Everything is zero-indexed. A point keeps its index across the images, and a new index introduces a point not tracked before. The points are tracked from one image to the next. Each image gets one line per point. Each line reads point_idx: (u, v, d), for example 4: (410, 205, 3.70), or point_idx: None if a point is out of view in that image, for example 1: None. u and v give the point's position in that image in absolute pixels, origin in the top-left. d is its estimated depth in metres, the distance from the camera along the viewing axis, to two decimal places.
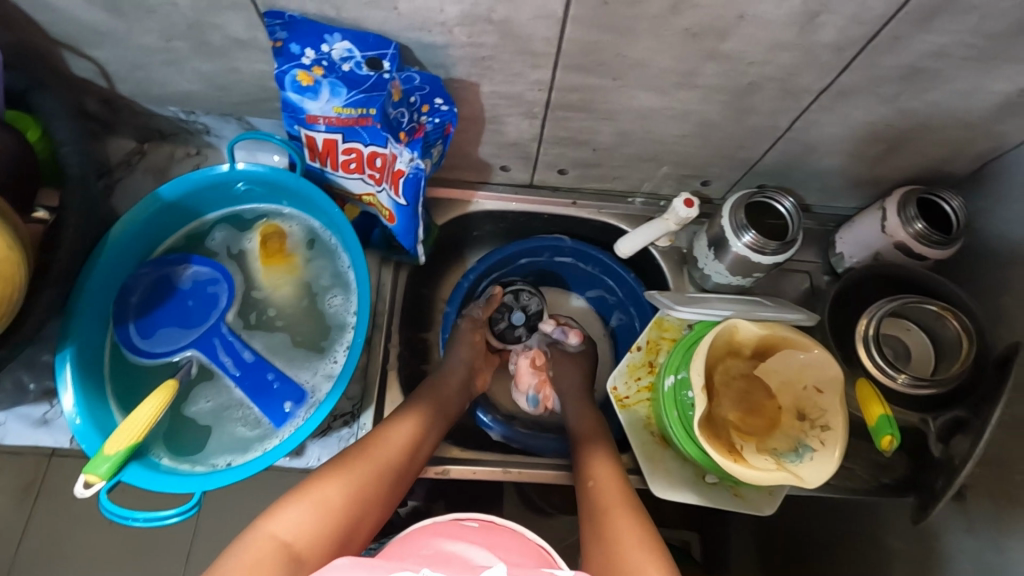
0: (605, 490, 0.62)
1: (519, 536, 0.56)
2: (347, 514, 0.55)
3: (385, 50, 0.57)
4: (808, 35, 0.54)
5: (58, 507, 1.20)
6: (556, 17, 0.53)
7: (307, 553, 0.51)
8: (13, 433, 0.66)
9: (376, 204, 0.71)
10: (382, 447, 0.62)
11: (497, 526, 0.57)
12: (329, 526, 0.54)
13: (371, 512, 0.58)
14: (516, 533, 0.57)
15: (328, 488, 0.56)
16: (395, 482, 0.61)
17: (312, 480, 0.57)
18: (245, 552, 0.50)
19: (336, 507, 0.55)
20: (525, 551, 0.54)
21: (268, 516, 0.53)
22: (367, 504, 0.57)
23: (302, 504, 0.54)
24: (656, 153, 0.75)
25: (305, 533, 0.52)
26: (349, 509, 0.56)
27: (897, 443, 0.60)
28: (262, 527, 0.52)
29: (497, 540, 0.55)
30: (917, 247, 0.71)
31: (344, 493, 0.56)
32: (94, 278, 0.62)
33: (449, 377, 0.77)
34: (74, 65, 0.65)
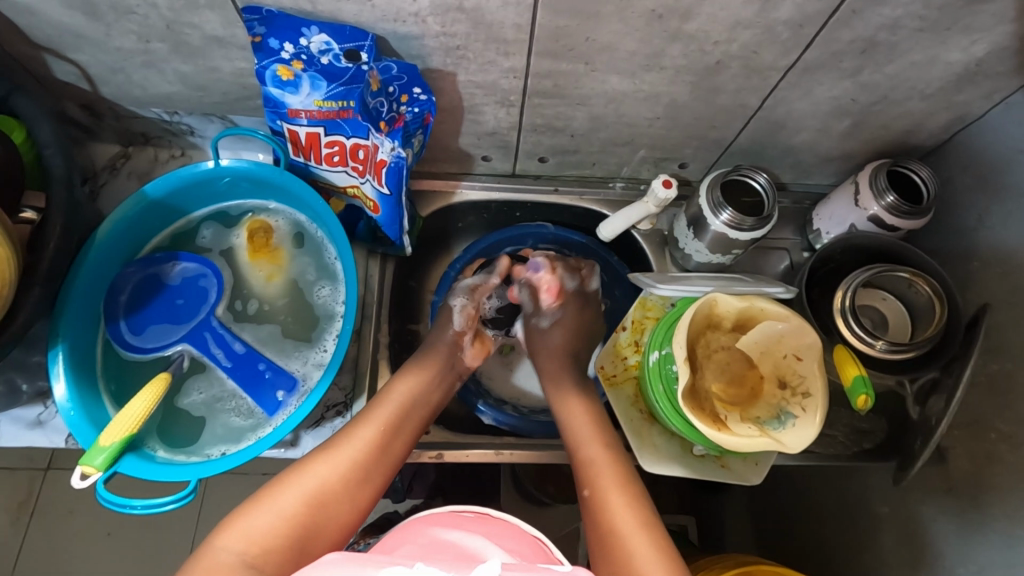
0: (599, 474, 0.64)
1: (516, 527, 0.56)
2: (304, 521, 0.55)
3: (362, 41, 0.58)
4: (768, 12, 0.56)
5: (56, 520, 1.20)
6: (525, 4, 0.55)
7: (263, 558, 0.51)
8: (9, 435, 0.67)
9: (360, 196, 0.73)
10: (343, 447, 0.61)
11: (492, 516, 0.58)
12: (284, 535, 0.53)
13: (334, 515, 0.57)
14: (512, 524, 0.57)
15: (285, 497, 0.56)
16: (359, 481, 0.60)
17: (270, 488, 0.57)
18: (203, 562, 0.50)
19: (291, 512, 0.55)
20: (520, 542, 0.54)
21: (223, 529, 0.53)
22: (327, 508, 0.57)
23: (255, 515, 0.54)
24: (631, 137, 0.77)
25: (258, 542, 0.52)
26: (307, 515, 0.55)
27: (871, 403, 0.62)
28: (216, 540, 0.52)
29: (492, 529, 0.55)
30: (888, 218, 0.73)
31: (298, 501, 0.56)
32: (82, 278, 0.63)
33: (435, 354, 0.76)
34: (55, 69, 0.66)
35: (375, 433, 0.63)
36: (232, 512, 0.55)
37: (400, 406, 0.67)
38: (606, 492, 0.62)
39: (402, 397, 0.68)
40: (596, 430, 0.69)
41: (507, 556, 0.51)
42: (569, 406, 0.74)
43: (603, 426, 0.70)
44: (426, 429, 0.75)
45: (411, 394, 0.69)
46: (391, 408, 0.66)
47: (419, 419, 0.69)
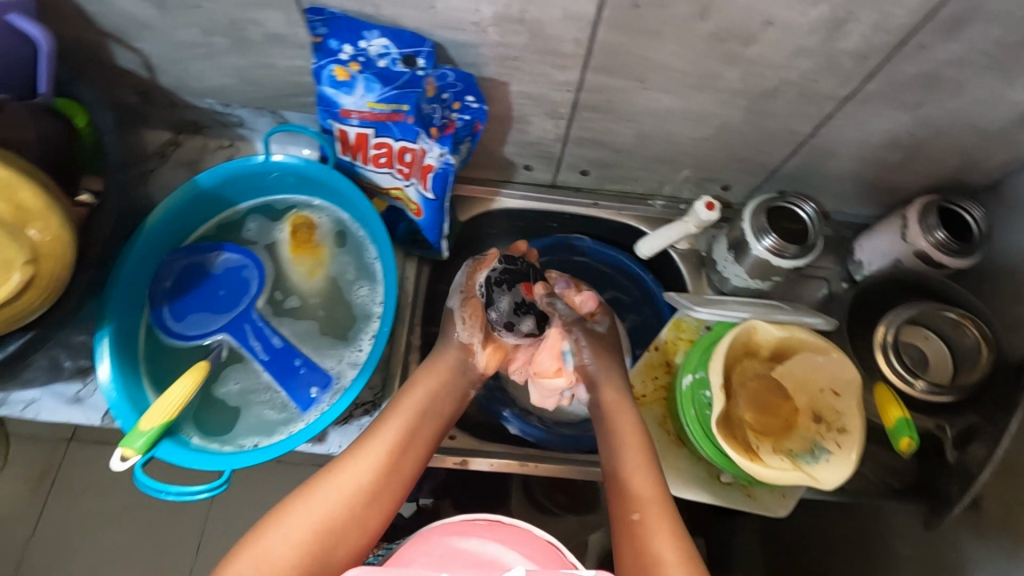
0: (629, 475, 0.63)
1: (527, 532, 0.57)
2: (318, 542, 0.55)
3: (421, 47, 0.59)
4: (833, 41, 0.55)
5: (76, 491, 1.23)
6: (587, 20, 0.55)
7: None
8: (48, 410, 0.69)
9: (403, 198, 0.73)
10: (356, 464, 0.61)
11: (503, 523, 0.58)
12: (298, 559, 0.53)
13: (350, 533, 0.57)
14: (522, 529, 0.57)
15: (298, 518, 0.56)
16: (372, 497, 0.59)
17: (280, 512, 0.56)
18: None
19: (300, 539, 0.54)
20: (535, 549, 0.54)
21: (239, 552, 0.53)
22: (341, 526, 0.57)
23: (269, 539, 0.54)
24: (676, 156, 0.77)
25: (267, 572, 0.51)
26: (321, 536, 0.55)
27: (915, 447, 0.60)
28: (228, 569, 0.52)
29: (506, 536, 0.55)
30: (936, 255, 0.72)
31: (311, 523, 0.55)
32: (131, 262, 0.64)
33: (442, 362, 0.72)
34: (117, 57, 0.67)
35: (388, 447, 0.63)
36: (243, 538, 0.55)
37: (411, 423, 0.66)
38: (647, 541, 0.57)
39: (414, 413, 0.67)
40: (640, 472, 0.63)
41: (527, 563, 0.52)
42: (615, 429, 0.68)
43: (646, 468, 0.64)
44: (452, 435, 0.75)
45: (422, 407, 0.68)
46: (402, 427, 0.65)
47: (431, 433, 0.67)
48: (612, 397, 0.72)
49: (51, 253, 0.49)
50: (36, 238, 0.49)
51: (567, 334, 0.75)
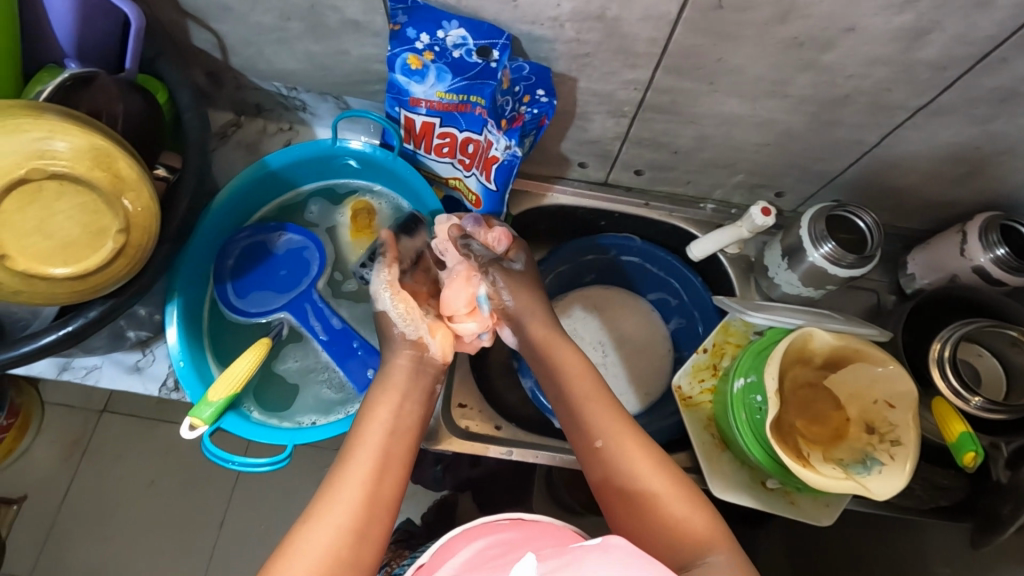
0: (620, 453, 0.58)
1: (550, 526, 0.58)
2: (345, 551, 0.49)
3: (497, 39, 0.59)
4: (913, 51, 0.55)
5: (110, 458, 1.26)
6: (666, 19, 0.55)
7: None
8: (107, 377, 0.71)
9: (461, 188, 0.75)
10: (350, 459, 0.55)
11: (526, 521, 0.58)
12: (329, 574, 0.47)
13: (373, 531, 0.51)
14: (545, 523, 0.58)
15: (313, 533, 0.49)
16: (380, 486, 0.54)
17: (279, 552, 0.48)
18: None
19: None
20: (559, 536, 0.55)
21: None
22: (362, 528, 0.50)
23: (290, 562, 0.47)
24: (735, 161, 0.77)
25: None
26: (345, 543, 0.49)
27: (981, 461, 0.59)
28: None
29: (530, 530, 0.56)
30: (994, 271, 0.72)
31: (332, 532, 0.49)
32: (200, 239, 0.66)
33: (397, 370, 0.63)
34: (193, 37, 0.69)
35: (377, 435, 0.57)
36: None
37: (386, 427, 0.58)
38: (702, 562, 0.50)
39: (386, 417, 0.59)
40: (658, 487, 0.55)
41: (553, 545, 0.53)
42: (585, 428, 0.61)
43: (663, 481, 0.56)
44: (498, 425, 0.76)
45: (393, 411, 0.60)
46: (379, 432, 0.57)
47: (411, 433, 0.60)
48: (563, 353, 0.68)
49: (141, 225, 0.51)
50: (128, 208, 0.50)
51: (481, 277, 0.70)
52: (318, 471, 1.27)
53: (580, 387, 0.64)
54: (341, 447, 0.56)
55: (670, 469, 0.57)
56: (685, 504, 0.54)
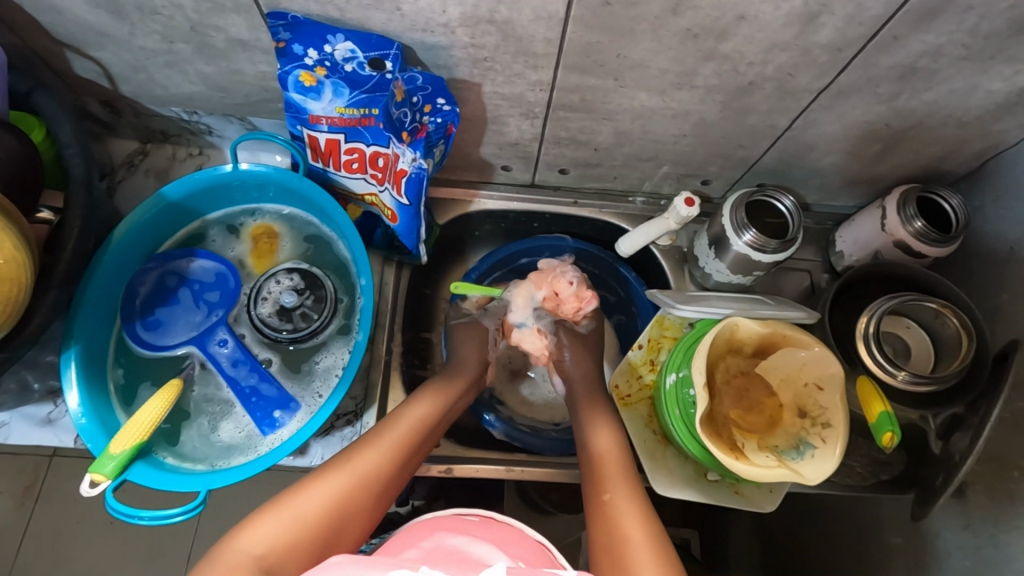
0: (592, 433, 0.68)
1: (518, 531, 0.55)
2: (321, 528, 0.51)
3: (388, 50, 0.57)
4: (807, 35, 0.55)
5: (58, 508, 1.20)
6: (557, 18, 0.54)
7: (281, 562, 0.48)
8: (17, 433, 0.67)
9: (378, 204, 0.72)
10: (365, 454, 0.59)
11: (496, 520, 0.56)
12: (327, 520, 0.52)
13: (348, 528, 0.54)
14: (514, 528, 0.55)
15: (304, 500, 0.53)
16: (377, 495, 0.57)
17: (288, 493, 0.53)
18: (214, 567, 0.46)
19: (311, 521, 0.51)
20: (525, 547, 0.52)
21: (241, 529, 0.49)
22: (345, 520, 0.54)
23: (273, 519, 0.50)
24: (656, 153, 0.76)
25: (277, 547, 0.48)
26: (327, 523, 0.52)
27: (898, 440, 0.60)
28: (232, 542, 0.48)
29: (497, 535, 0.53)
30: (915, 245, 0.72)
31: (320, 507, 0.52)
32: (98, 280, 0.62)
33: (457, 376, 0.74)
34: (76, 66, 0.65)
35: (394, 446, 0.61)
36: (248, 514, 0.51)
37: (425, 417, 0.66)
38: (614, 520, 0.56)
39: (430, 411, 0.67)
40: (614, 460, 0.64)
41: (513, 560, 0.49)
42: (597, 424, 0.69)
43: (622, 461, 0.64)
44: (436, 442, 0.74)
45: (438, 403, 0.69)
46: (420, 416, 0.66)
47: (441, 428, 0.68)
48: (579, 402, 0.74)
49: (4, 277, 0.48)
50: None
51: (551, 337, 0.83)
52: None
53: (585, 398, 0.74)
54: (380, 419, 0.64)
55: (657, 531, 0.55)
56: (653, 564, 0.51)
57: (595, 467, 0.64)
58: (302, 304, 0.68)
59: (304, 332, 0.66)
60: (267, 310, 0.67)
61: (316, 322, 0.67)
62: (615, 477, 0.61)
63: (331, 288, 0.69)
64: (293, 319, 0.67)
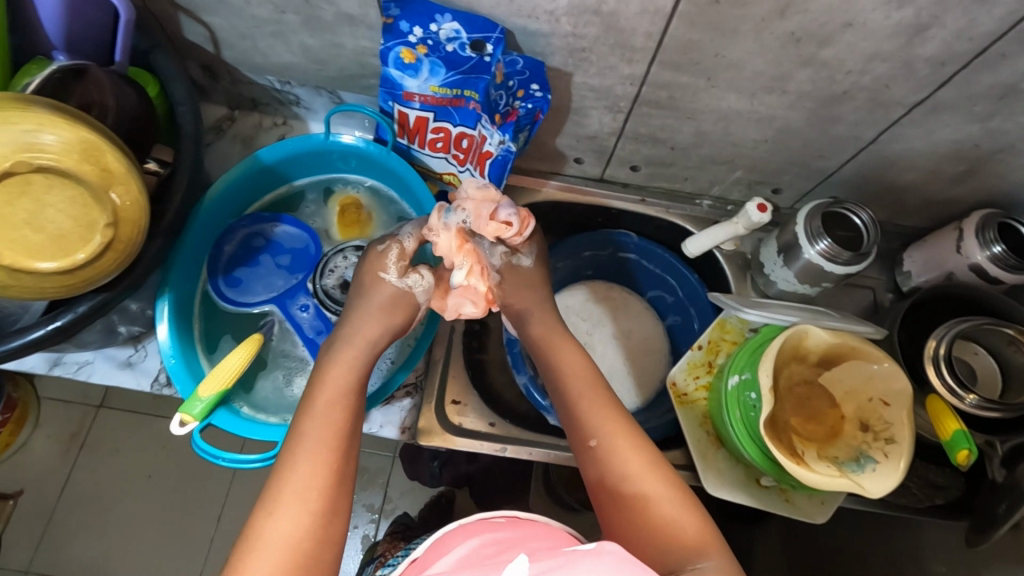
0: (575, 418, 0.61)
1: (547, 526, 0.55)
2: (312, 525, 0.47)
3: (491, 33, 0.59)
4: (912, 47, 0.55)
5: (105, 455, 1.25)
6: (662, 13, 0.55)
7: None
8: (100, 373, 0.70)
9: (456, 183, 0.75)
10: (315, 429, 0.52)
11: (522, 519, 0.56)
12: (308, 512, 0.47)
13: (335, 503, 0.49)
14: (543, 524, 0.55)
15: (278, 513, 0.46)
16: (341, 458, 0.51)
17: (259, 516, 0.46)
18: None
19: (295, 530, 0.46)
20: (556, 538, 0.52)
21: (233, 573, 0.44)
22: (338, 494, 0.49)
23: (265, 546, 0.45)
24: (732, 157, 0.76)
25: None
26: (311, 516, 0.47)
27: (974, 460, 0.59)
28: None
29: (526, 531, 0.53)
30: (992, 269, 0.71)
31: (300, 505, 0.47)
32: (192, 233, 0.65)
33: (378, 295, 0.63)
34: (187, 30, 0.68)
35: (337, 406, 0.54)
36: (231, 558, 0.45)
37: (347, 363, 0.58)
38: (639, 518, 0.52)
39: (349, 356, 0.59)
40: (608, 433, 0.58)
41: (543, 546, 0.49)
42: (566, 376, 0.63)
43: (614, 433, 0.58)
44: (491, 422, 0.75)
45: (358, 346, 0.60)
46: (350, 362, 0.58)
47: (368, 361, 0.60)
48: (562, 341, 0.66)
49: (130, 219, 0.51)
50: (117, 202, 0.50)
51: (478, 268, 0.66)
52: None
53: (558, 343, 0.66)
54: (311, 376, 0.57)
55: (655, 462, 0.56)
56: (675, 504, 0.53)
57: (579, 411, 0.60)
58: None
59: None
60: (332, 282, 0.69)
61: None
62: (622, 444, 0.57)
63: None
64: None
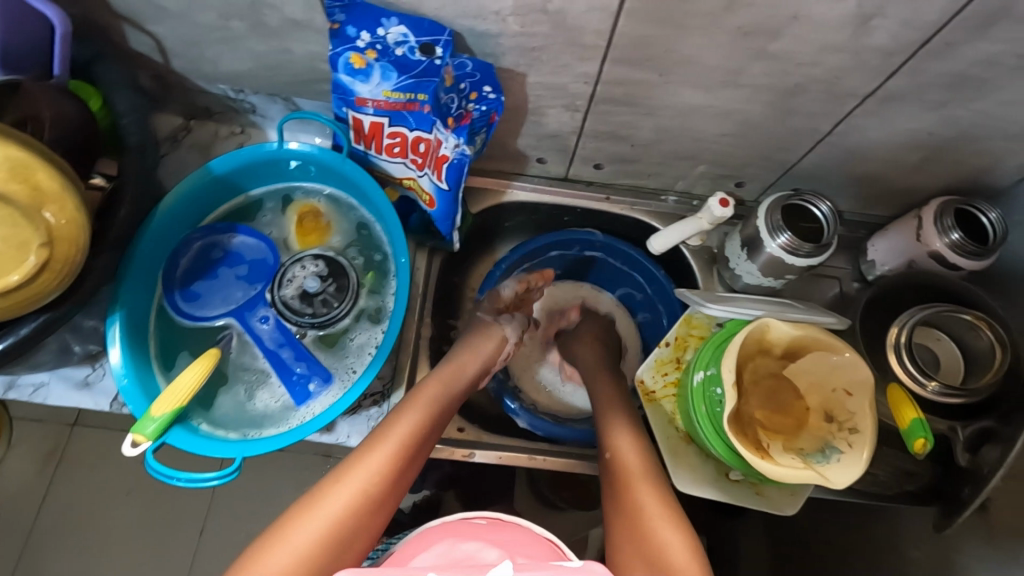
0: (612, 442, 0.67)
1: (528, 530, 0.54)
2: (325, 552, 0.52)
3: (439, 36, 0.58)
4: (860, 38, 0.55)
5: (80, 474, 1.23)
6: (610, 10, 0.54)
7: None
8: (56, 395, 0.69)
9: (415, 188, 0.73)
10: (368, 468, 0.58)
11: (505, 521, 0.55)
12: (327, 540, 0.53)
13: (357, 537, 0.55)
14: (524, 529, 0.55)
15: (303, 529, 0.53)
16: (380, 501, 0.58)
17: (286, 520, 0.54)
18: None
19: (309, 545, 0.52)
20: (535, 548, 0.52)
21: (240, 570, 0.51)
22: (331, 560, 0.52)
23: (275, 554, 0.51)
24: (694, 152, 0.76)
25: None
26: (328, 546, 0.53)
27: (929, 448, 0.60)
28: None
29: (508, 538, 0.53)
30: (951, 256, 0.71)
31: (313, 537, 0.52)
32: (143, 248, 0.64)
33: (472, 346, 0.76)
34: (132, 40, 0.67)
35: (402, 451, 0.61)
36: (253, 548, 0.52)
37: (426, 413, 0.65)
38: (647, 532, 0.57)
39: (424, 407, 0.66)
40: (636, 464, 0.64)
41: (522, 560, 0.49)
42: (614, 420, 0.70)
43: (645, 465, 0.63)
44: (461, 427, 0.75)
45: (439, 393, 0.68)
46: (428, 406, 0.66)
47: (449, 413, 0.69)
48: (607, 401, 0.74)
49: (65, 237, 0.49)
50: (52, 221, 0.49)
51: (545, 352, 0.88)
52: (298, 476, 1.25)
53: (612, 406, 0.73)
54: (390, 411, 0.65)
55: (675, 510, 0.59)
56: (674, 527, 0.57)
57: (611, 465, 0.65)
58: (323, 290, 0.69)
59: (334, 314, 0.68)
60: (291, 292, 0.68)
61: (336, 308, 0.68)
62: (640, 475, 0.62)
63: (353, 277, 0.69)
64: (313, 305, 0.68)
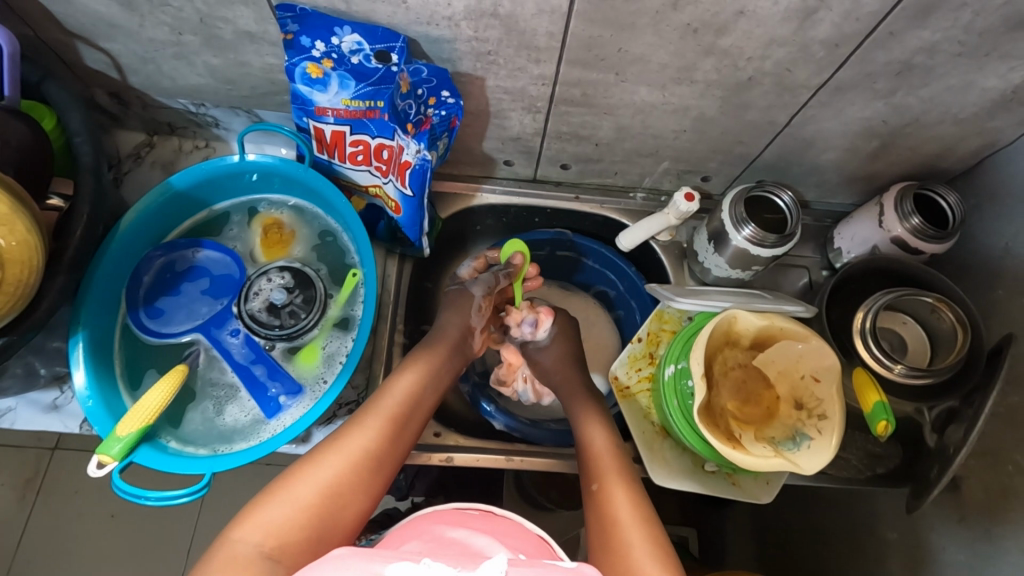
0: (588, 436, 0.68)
1: (518, 525, 0.54)
2: (322, 511, 0.52)
3: (393, 43, 0.58)
4: (806, 30, 0.56)
5: (61, 499, 1.21)
6: (559, 12, 0.55)
7: (281, 549, 0.48)
8: (24, 419, 0.67)
9: (382, 195, 0.73)
10: (363, 433, 0.59)
11: (495, 515, 0.55)
12: (324, 499, 0.53)
13: (353, 499, 0.55)
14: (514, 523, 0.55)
15: (299, 486, 0.53)
16: (376, 470, 0.58)
17: (281, 480, 0.54)
18: (214, 559, 0.46)
19: (308, 503, 0.52)
20: (525, 540, 0.53)
21: (240, 520, 0.50)
22: (328, 520, 0.52)
23: (272, 508, 0.50)
24: (656, 149, 0.77)
25: (275, 534, 0.49)
26: (325, 507, 0.52)
27: (892, 429, 0.62)
28: (232, 532, 0.49)
29: (498, 528, 0.53)
30: (913, 241, 0.73)
31: (315, 492, 0.53)
32: (105, 266, 0.63)
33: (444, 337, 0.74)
34: (86, 57, 0.66)
35: (394, 419, 0.62)
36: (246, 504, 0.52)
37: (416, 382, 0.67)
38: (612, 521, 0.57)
39: (414, 378, 0.67)
40: (610, 459, 0.64)
41: (512, 550, 0.50)
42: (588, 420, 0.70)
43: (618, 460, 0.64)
44: (437, 432, 0.75)
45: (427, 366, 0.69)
46: (419, 376, 0.67)
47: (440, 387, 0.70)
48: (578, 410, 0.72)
49: (17, 259, 0.50)
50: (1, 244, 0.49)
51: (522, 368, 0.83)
52: None
53: (576, 396, 0.75)
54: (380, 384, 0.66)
55: (642, 507, 0.58)
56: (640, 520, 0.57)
57: (592, 463, 0.64)
58: (291, 301, 0.69)
59: (302, 326, 0.67)
60: (258, 304, 0.68)
61: (304, 319, 0.68)
62: (611, 470, 0.63)
63: (319, 287, 0.69)
64: (281, 316, 0.68)
